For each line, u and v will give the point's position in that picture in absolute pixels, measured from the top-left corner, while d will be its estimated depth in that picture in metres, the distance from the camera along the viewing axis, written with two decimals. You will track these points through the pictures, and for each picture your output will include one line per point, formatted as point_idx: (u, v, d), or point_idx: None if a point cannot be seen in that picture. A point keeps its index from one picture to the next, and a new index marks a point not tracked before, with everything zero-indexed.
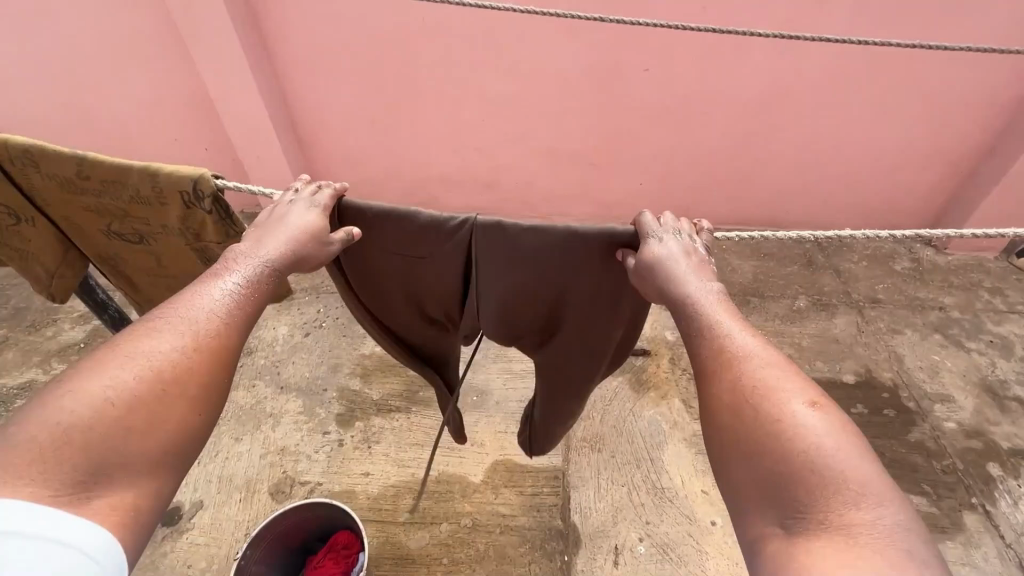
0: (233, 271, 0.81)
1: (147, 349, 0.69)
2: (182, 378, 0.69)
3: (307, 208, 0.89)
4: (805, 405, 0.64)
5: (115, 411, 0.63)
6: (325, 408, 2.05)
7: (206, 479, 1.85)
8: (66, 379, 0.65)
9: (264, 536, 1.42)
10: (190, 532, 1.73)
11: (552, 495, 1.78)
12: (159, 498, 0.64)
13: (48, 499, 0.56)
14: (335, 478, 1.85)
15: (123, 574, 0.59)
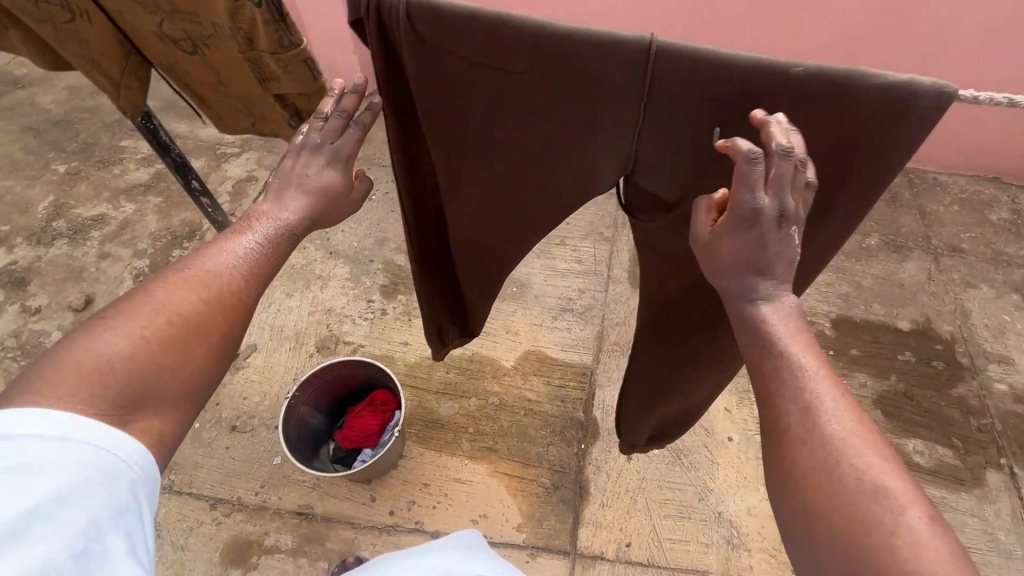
0: (254, 231, 0.83)
1: (176, 298, 0.73)
2: (211, 325, 0.74)
3: (329, 161, 0.87)
4: (922, 523, 0.59)
5: (149, 347, 0.68)
6: (371, 277, 2.13)
7: (260, 325, 2.00)
8: (103, 319, 0.69)
9: (311, 382, 1.55)
10: (246, 370, 1.90)
11: (577, 389, 1.85)
12: (184, 421, 0.71)
13: (97, 417, 0.62)
14: (376, 343, 1.97)
15: (146, 465, 0.64)
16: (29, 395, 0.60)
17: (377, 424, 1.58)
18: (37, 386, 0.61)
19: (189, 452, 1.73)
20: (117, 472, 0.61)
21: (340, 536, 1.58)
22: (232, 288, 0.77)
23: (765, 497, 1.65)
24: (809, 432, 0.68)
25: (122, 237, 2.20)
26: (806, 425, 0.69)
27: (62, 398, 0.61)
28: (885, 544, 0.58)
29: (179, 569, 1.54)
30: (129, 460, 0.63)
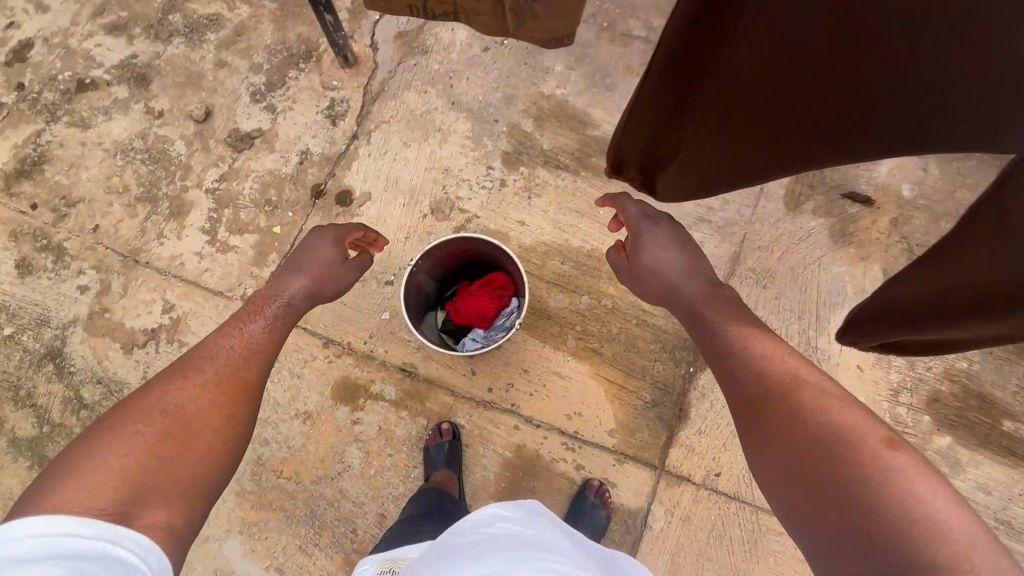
0: (264, 314, 1.14)
1: (176, 399, 0.94)
2: (205, 409, 0.95)
3: (320, 242, 1.25)
4: (885, 446, 0.78)
5: (146, 445, 0.86)
6: (494, 141, 1.92)
7: (376, 174, 1.90)
8: (99, 431, 0.87)
9: (434, 251, 1.49)
10: (359, 219, 1.85)
11: None
12: (182, 514, 0.84)
13: (97, 515, 0.75)
14: (492, 216, 1.84)
15: (143, 553, 0.76)
16: (42, 504, 0.75)
17: (496, 308, 1.53)
18: (47, 494, 0.77)
19: None
20: (116, 564, 0.73)
21: (439, 400, 1.65)
22: (234, 373, 1.02)
23: None
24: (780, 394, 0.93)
25: (238, 45, 2.02)
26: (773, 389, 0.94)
27: (72, 498, 0.76)
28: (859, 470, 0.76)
29: (294, 394, 1.66)
30: (131, 553, 0.75)
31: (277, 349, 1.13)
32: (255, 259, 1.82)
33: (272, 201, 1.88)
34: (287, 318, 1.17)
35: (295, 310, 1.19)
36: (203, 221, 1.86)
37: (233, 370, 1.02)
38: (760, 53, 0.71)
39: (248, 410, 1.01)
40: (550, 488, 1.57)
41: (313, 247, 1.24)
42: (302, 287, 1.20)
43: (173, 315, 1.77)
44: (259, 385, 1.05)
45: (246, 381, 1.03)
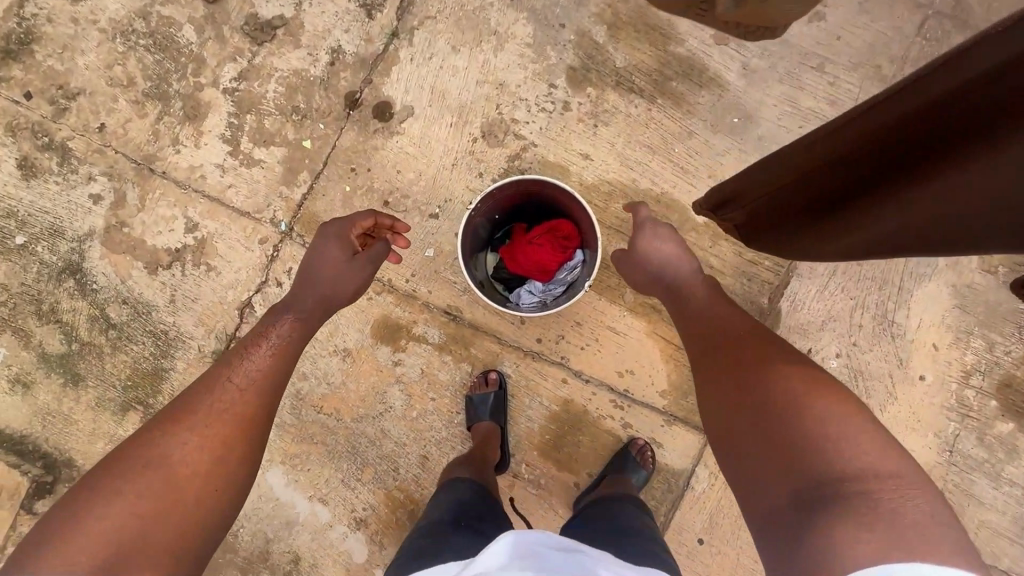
0: (268, 340, 1.04)
1: (168, 446, 0.87)
2: (201, 454, 0.88)
3: (330, 244, 1.14)
4: (824, 398, 0.84)
5: (135, 501, 0.81)
6: (559, 52, 1.63)
7: (419, 84, 1.63)
8: (87, 489, 0.82)
9: (495, 193, 1.33)
10: (400, 138, 1.63)
11: (771, 273, 1.56)
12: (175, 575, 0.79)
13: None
14: (551, 146, 1.62)
15: None
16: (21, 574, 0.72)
17: (556, 259, 1.38)
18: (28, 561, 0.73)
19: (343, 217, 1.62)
20: None
21: (485, 347, 1.56)
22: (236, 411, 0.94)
23: (930, 446, 1.51)
24: (739, 351, 0.97)
25: None
26: (733, 348, 0.98)
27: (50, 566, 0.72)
28: (801, 420, 0.81)
29: (332, 330, 1.58)
30: None
31: (286, 376, 1.04)
32: (284, 178, 1.63)
33: (301, 110, 1.64)
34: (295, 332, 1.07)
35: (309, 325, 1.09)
36: (223, 129, 1.64)
37: (232, 410, 0.94)
38: (895, 196, 0.85)
39: (248, 452, 0.93)
40: (595, 443, 1.54)
41: (317, 250, 1.15)
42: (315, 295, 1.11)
43: (198, 235, 1.63)
44: (260, 427, 0.96)
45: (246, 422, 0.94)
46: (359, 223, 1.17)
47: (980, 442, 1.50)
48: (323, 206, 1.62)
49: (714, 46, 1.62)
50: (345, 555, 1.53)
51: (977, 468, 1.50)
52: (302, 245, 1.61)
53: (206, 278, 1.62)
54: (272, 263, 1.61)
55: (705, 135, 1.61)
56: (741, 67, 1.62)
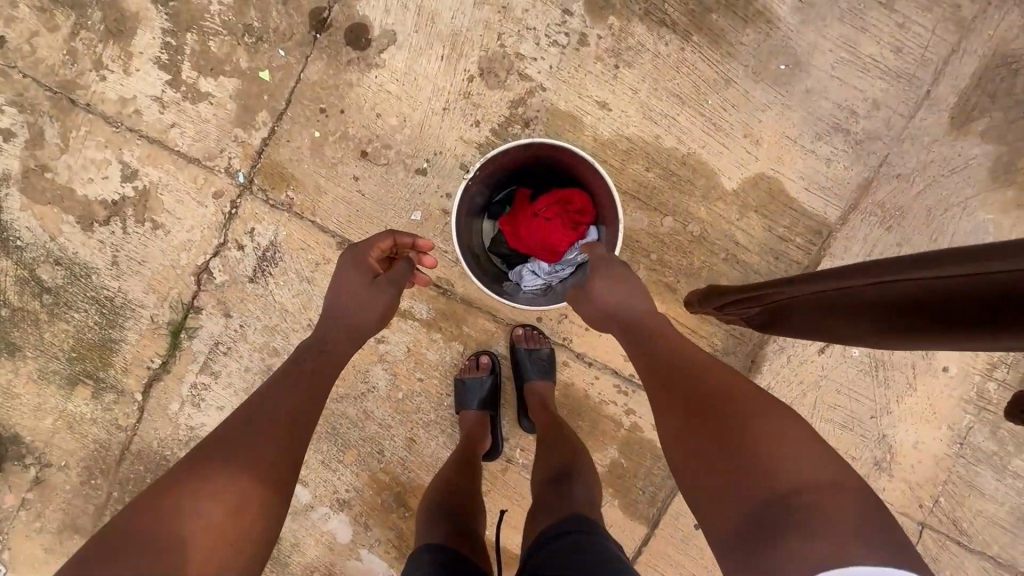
0: (292, 401, 0.89)
1: (161, 527, 0.70)
2: (203, 531, 0.71)
3: (351, 270, 1.05)
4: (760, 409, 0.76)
5: None
6: None
7: (402, 3, 1.32)
8: None
9: (498, 156, 1.14)
10: (379, 72, 1.34)
11: (801, 251, 1.39)
12: None
13: None
14: (562, 91, 1.35)
15: None
16: None
17: (569, 237, 1.17)
18: None
19: (313, 169, 1.36)
20: None
21: (479, 325, 1.40)
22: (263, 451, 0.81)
23: (940, 438, 1.44)
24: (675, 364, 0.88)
25: None
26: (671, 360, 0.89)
27: None
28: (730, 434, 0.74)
29: (305, 302, 1.39)
30: None
31: (304, 444, 0.87)
32: (239, 117, 1.35)
33: (255, 30, 1.33)
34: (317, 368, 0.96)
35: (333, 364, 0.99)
36: (158, 51, 1.33)
37: (264, 448, 0.81)
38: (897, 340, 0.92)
39: (263, 524, 0.77)
40: (595, 429, 1.44)
41: (337, 283, 1.05)
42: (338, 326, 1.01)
43: (138, 185, 1.37)
44: (275, 499, 0.79)
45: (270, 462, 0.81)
46: (379, 240, 1.07)
47: (991, 435, 1.44)
48: (289, 154, 1.36)
49: None
50: (328, 535, 1.46)
51: (984, 460, 1.45)
52: (264, 201, 1.37)
53: (152, 237, 1.38)
54: (230, 221, 1.37)
55: (744, 85, 1.36)
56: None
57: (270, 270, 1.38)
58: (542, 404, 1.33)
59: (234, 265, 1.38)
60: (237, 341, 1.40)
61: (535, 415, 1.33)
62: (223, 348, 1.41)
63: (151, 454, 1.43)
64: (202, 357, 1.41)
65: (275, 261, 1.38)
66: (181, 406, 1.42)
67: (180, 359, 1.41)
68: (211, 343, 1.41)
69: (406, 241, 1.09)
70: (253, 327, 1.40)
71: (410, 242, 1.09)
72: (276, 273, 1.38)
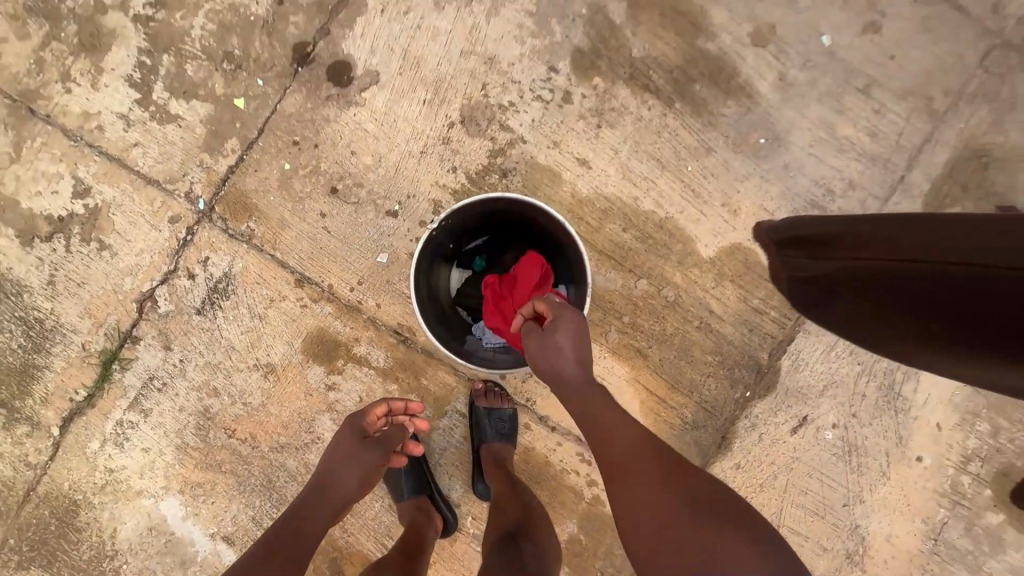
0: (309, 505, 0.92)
1: None
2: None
3: (351, 440, 1.03)
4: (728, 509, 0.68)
5: None
6: (564, 28, 1.33)
7: (388, 44, 1.31)
8: None
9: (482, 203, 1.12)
10: (358, 110, 1.30)
11: (775, 324, 1.36)
12: None
13: None
14: (543, 145, 1.33)
15: None
16: None
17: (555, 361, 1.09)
18: None
19: (277, 202, 1.30)
20: None
21: (439, 378, 1.32)
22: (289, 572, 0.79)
23: (914, 533, 1.37)
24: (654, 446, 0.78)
25: None
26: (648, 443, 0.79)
27: None
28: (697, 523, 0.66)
29: (254, 340, 1.30)
30: None
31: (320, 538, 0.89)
32: (206, 142, 1.30)
33: (235, 58, 1.29)
34: (327, 500, 0.95)
35: (329, 507, 0.94)
36: (130, 69, 1.29)
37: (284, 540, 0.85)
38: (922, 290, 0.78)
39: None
40: (553, 500, 1.34)
41: (331, 446, 1.04)
42: (357, 468, 0.99)
43: (89, 203, 1.29)
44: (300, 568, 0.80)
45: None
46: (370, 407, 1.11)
47: (966, 532, 1.38)
48: (253, 184, 1.30)
49: (749, 46, 1.36)
50: None
51: (958, 558, 1.38)
52: (222, 229, 1.29)
53: (97, 258, 1.29)
54: (181, 249, 1.29)
55: (723, 154, 1.36)
56: (776, 78, 1.36)
57: (220, 302, 1.30)
58: (498, 467, 1.24)
59: (181, 295, 1.29)
60: (174, 377, 1.30)
61: (490, 482, 1.23)
62: (157, 384, 1.29)
63: (61, 497, 1.29)
64: (133, 392, 1.29)
65: (227, 294, 1.30)
66: (102, 444, 1.29)
67: (108, 393, 1.29)
68: (145, 378, 1.29)
69: (398, 406, 1.15)
70: (194, 364, 1.30)
71: (401, 405, 1.15)
72: (226, 306, 1.30)
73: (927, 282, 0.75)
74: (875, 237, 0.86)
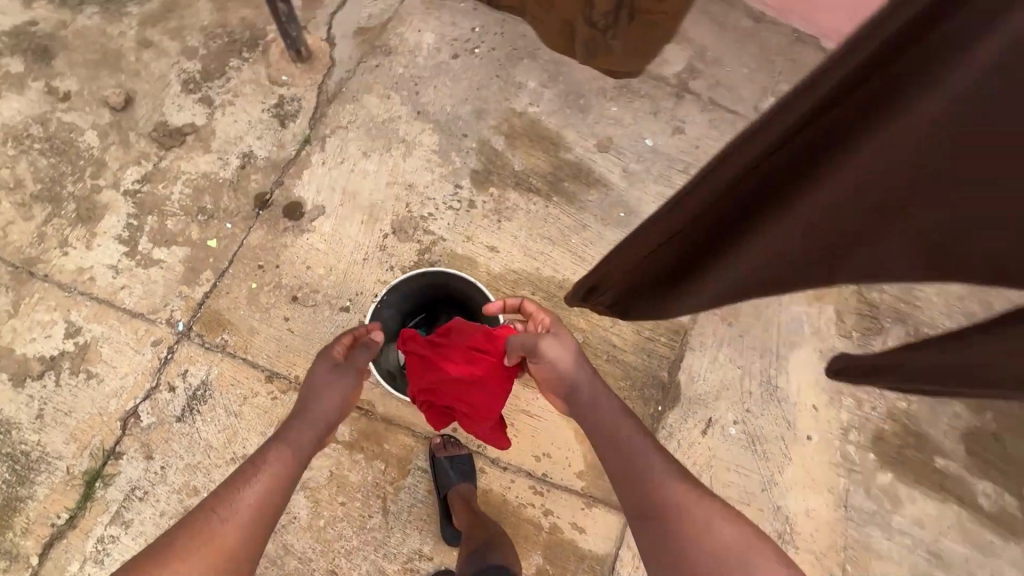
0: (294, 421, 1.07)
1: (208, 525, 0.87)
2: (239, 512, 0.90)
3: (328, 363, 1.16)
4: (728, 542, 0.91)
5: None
6: (462, 158, 1.81)
7: (330, 185, 1.72)
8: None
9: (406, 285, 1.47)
10: (310, 235, 1.66)
11: (666, 347, 1.69)
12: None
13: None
14: (459, 240, 1.72)
15: None
16: None
17: (491, 417, 1.28)
18: None
19: (247, 314, 1.57)
20: None
21: (399, 441, 1.51)
22: (243, 530, 0.89)
23: (826, 504, 1.61)
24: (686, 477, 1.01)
25: (168, 23, 1.79)
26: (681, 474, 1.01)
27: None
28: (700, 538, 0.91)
29: (231, 436, 1.47)
30: None
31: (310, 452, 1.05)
32: (184, 276, 1.58)
33: (207, 210, 1.65)
34: (311, 418, 1.08)
35: (315, 424, 1.08)
36: (120, 230, 1.60)
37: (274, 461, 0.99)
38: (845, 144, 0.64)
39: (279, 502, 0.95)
40: (516, 534, 1.49)
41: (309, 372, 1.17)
42: (337, 393, 1.12)
43: (79, 340, 1.50)
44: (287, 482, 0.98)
45: (252, 544, 0.89)
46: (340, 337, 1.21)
47: (867, 494, 1.63)
48: (226, 304, 1.57)
49: (596, 153, 1.88)
50: None
51: (868, 519, 1.61)
52: (199, 344, 1.53)
53: (84, 386, 1.47)
54: (163, 366, 1.50)
55: (595, 228, 1.80)
56: (621, 171, 1.87)
57: (199, 407, 1.48)
58: (465, 505, 1.40)
59: (163, 407, 1.47)
60: (156, 484, 1.42)
61: (461, 520, 1.39)
62: (139, 494, 1.41)
63: None
64: (115, 506, 1.40)
65: (204, 399, 1.49)
66: (82, 564, 1.36)
67: (91, 511, 1.39)
68: (127, 490, 1.41)
69: (361, 333, 1.23)
70: (174, 468, 1.44)
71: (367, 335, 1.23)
72: (204, 409, 1.48)
73: (828, 134, 0.64)
74: (744, 153, 0.71)
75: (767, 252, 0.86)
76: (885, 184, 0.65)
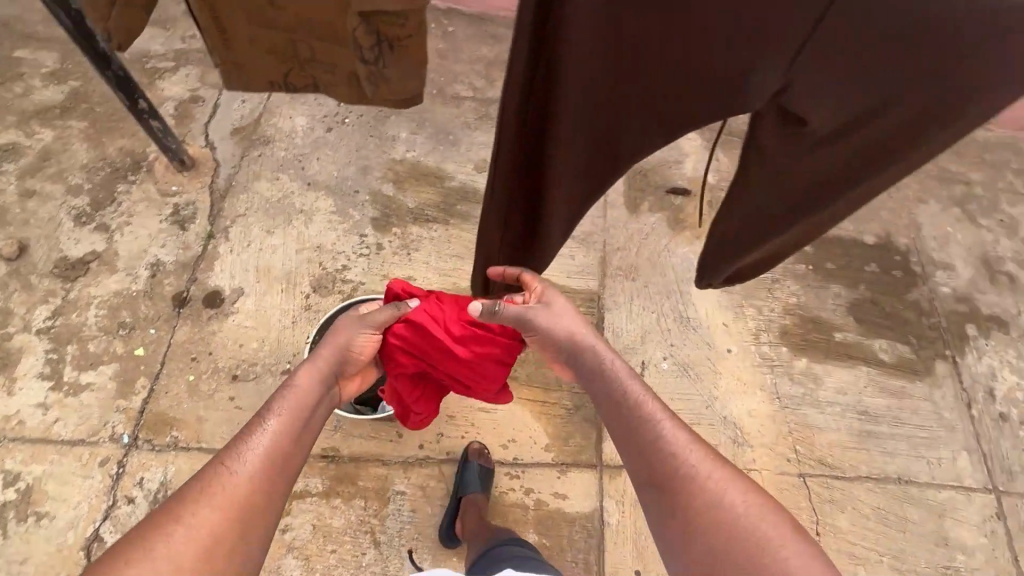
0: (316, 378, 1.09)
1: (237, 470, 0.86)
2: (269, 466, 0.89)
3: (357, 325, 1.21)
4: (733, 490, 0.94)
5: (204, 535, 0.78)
6: (359, 210, 1.98)
7: (243, 267, 1.82)
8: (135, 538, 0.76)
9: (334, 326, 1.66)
10: (236, 316, 1.74)
11: (586, 315, 1.89)
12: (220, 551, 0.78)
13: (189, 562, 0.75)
14: (377, 280, 1.87)
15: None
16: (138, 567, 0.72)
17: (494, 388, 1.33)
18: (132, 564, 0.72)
19: (191, 406, 1.60)
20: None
21: (371, 474, 1.56)
22: (259, 488, 0.86)
23: (762, 400, 1.81)
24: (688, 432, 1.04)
25: (47, 171, 1.88)
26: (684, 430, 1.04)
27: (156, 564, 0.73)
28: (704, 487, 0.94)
29: None
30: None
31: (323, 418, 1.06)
32: (117, 390, 1.60)
33: (127, 323, 1.69)
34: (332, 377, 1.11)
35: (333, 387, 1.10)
36: (40, 367, 1.61)
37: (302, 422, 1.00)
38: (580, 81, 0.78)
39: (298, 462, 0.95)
40: (507, 521, 1.56)
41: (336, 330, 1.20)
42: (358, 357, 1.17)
43: (21, 486, 1.47)
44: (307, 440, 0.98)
45: (268, 500, 0.86)
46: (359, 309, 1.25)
47: (791, 381, 1.85)
48: (167, 403, 1.60)
49: (476, 174, 2.11)
50: None
51: (800, 402, 1.82)
52: (149, 449, 1.54)
53: (36, 529, 1.43)
54: (116, 481, 1.49)
55: None
56: None
57: None
58: (479, 513, 1.48)
59: (125, 521, 1.45)
60: None
61: (472, 528, 1.47)
62: None
63: None
64: None
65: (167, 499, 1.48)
66: None
67: None
68: None
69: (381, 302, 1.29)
70: None
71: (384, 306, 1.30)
72: None
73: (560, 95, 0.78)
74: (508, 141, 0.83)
75: (565, 197, 1.00)
76: (602, 73, 0.79)
